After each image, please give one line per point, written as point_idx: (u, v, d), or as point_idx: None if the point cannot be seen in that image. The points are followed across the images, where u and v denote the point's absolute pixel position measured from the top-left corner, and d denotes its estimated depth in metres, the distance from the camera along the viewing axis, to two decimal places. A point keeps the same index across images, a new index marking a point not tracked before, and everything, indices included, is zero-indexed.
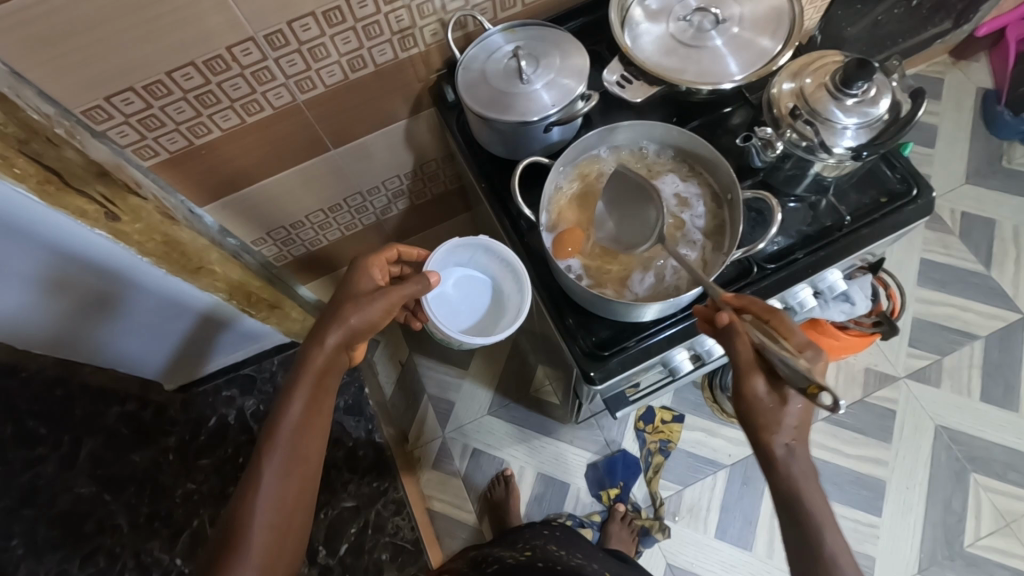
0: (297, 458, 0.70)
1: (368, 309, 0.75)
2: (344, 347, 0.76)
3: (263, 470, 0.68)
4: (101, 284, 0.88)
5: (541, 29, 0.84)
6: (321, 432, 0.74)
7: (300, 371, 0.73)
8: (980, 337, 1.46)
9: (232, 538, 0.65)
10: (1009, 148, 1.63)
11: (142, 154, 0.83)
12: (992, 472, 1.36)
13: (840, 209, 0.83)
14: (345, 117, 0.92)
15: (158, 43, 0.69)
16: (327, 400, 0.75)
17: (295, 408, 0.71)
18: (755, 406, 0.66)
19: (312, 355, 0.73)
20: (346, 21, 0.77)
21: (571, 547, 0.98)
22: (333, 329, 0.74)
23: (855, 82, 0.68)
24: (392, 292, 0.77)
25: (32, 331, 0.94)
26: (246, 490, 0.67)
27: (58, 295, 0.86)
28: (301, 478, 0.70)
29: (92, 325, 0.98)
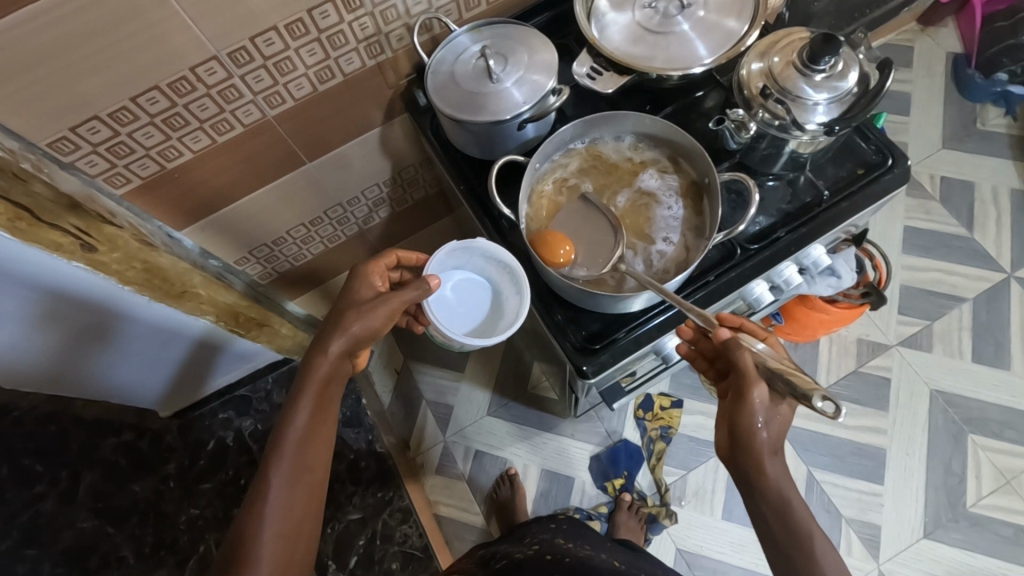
0: (303, 467, 0.69)
1: (369, 315, 0.74)
2: (347, 354, 0.75)
3: (271, 480, 0.67)
4: (88, 317, 0.89)
5: (507, 27, 0.84)
6: (327, 441, 0.73)
7: (304, 381, 0.72)
8: (967, 299, 1.48)
9: (240, 550, 0.65)
10: (982, 110, 1.64)
11: (113, 182, 0.81)
12: (989, 432, 1.38)
13: (818, 184, 0.83)
14: (318, 129, 0.92)
15: (119, 69, 0.68)
16: (332, 407, 0.75)
17: (300, 419, 0.71)
18: (752, 420, 0.67)
19: (315, 365, 0.73)
20: (309, 33, 0.76)
21: (578, 539, 0.97)
22: (335, 337, 0.73)
23: (822, 57, 0.68)
24: (393, 298, 0.75)
25: (25, 372, 0.93)
26: (256, 500, 0.67)
27: (49, 329, 0.86)
28: (309, 488, 0.70)
29: (83, 356, 0.97)
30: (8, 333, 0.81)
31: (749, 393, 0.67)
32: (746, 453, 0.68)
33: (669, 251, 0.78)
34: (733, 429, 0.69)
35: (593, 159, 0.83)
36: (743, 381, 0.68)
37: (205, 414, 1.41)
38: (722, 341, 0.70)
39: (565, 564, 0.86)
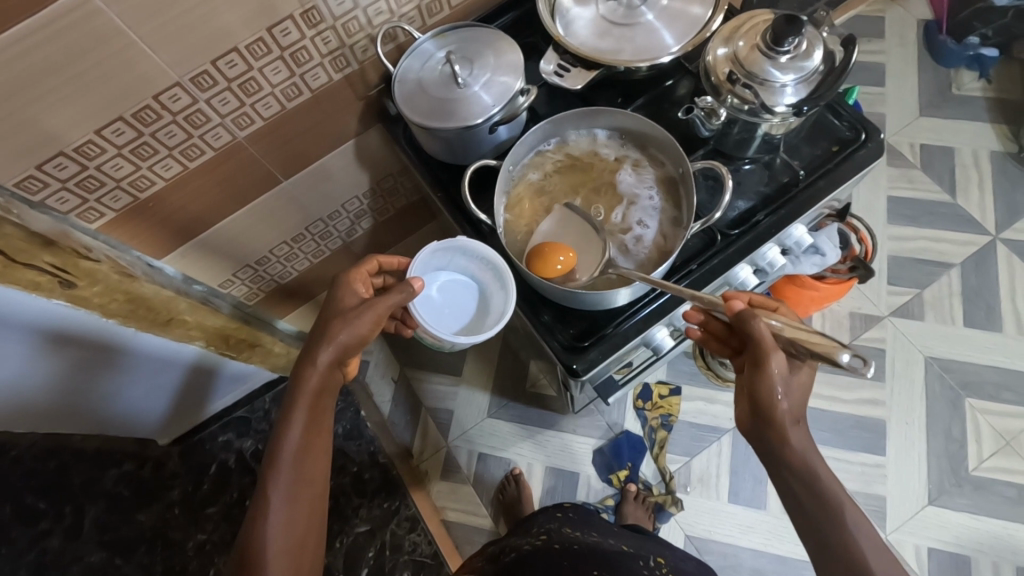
0: (301, 481, 0.69)
1: (356, 325, 0.72)
2: (337, 364, 0.73)
3: (271, 498, 0.67)
4: (78, 354, 0.87)
5: (471, 30, 0.83)
6: (324, 451, 0.72)
7: (296, 395, 0.71)
8: (956, 265, 1.48)
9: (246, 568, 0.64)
10: (957, 76, 1.65)
11: (87, 218, 0.81)
12: (986, 395, 1.38)
13: (794, 164, 0.83)
14: (290, 147, 0.91)
15: (83, 102, 0.67)
16: (325, 418, 0.73)
17: (293, 434, 0.70)
18: (771, 390, 0.67)
19: (305, 377, 0.71)
20: (272, 51, 0.76)
21: (585, 527, 0.97)
22: (325, 348, 0.71)
23: (785, 39, 0.68)
24: (378, 303, 0.73)
25: (27, 409, 0.91)
26: (254, 520, 0.66)
27: (37, 370, 0.84)
28: (310, 502, 0.69)
29: (81, 386, 0.95)
30: (12, 367, 0.79)
31: (766, 363, 0.66)
32: (764, 419, 0.69)
33: (650, 240, 0.78)
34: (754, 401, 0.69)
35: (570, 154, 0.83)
36: (760, 352, 0.66)
37: (205, 437, 1.40)
38: (735, 314, 0.67)
39: (575, 552, 0.87)
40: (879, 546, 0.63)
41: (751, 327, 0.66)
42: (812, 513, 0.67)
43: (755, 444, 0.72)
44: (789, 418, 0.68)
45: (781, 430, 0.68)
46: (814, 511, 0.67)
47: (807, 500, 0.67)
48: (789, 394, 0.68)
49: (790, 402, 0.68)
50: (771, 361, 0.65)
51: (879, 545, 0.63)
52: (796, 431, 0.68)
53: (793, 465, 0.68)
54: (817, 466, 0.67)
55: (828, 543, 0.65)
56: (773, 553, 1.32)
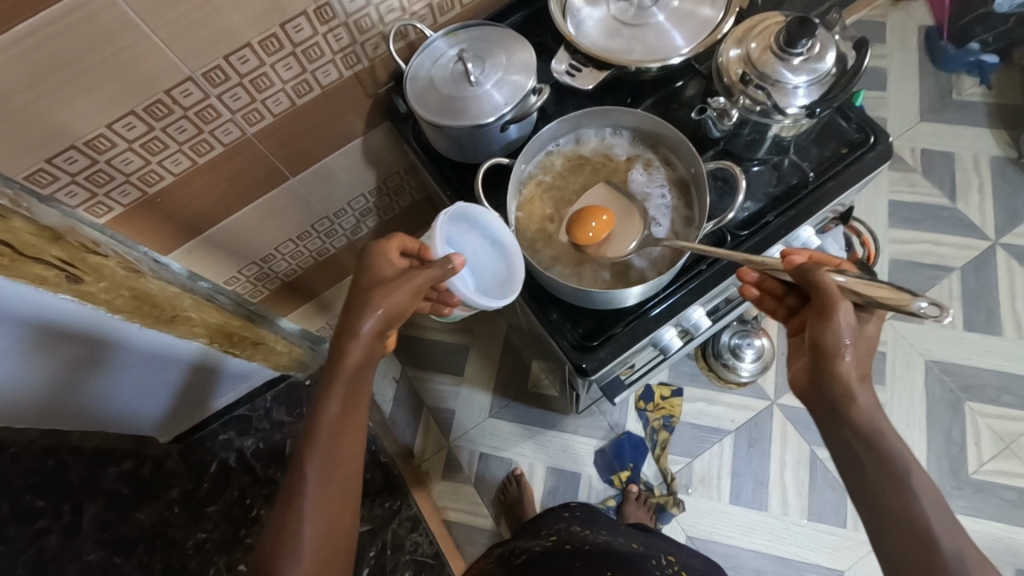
0: (338, 456, 0.68)
1: (392, 299, 0.69)
2: (378, 336, 0.70)
3: (307, 470, 0.67)
4: (81, 348, 0.88)
5: (483, 29, 0.83)
6: (360, 427, 0.71)
7: (335, 368, 0.70)
8: (956, 269, 1.49)
9: (282, 536, 0.65)
10: (957, 81, 1.66)
11: (95, 212, 0.81)
12: (985, 398, 1.39)
13: (803, 166, 0.83)
14: (298, 144, 0.91)
15: (95, 96, 0.67)
16: (364, 390, 0.72)
17: (333, 406, 0.69)
18: (836, 339, 0.64)
19: (344, 350, 0.69)
20: (284, 47, 0.76)
21: (593, 525, 0.98)
22: (362, 322, 0.69)
23: (799, 40, 0.68)
24: (419, 277, 0.69)
25: (21, 406, 0.91)
26: (292, 489, 0.67)
27: (41, 360, 0.84)
28: (345, 477, 0.69)
29: (83, 382, 0.95)
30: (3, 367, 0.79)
31: (832, 314, 0.64)
32: (829, 374, 0.65)
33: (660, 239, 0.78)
34: (818, 354, 0.65)
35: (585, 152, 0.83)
36: (825, 301, 0.64)
37: (206, 436, 1.40)
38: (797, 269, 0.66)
39: (586, 553, 0.86)
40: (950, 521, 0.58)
41: (817, 277, 0.65)
42: (874, 481, 0.62)
43: (816, 405, 0.68)
44: (856, 374, 0.64)
45: (846, 388, 0.64)
46: (877, 481, 0.62)
47: (871, 469, 0.62)
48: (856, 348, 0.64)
49: (855, 355, 0.64)
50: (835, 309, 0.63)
51: (949, 521, 0.58)
52: (863, 392, 0.64)
53: (858, 429, 0.64)
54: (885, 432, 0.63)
55: (891, 514, 0.60)
56: (775, 554, 1.32)
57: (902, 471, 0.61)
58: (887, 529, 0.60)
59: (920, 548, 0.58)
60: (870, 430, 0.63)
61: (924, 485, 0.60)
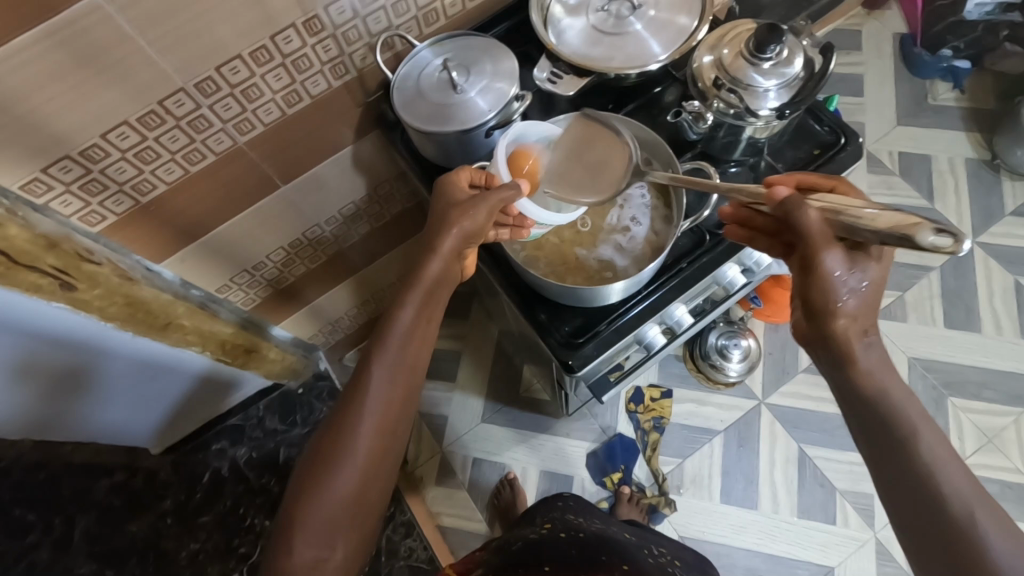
0: (404, 363, 0.68)
1: (472, 219, 0.70)
2: (455, 255, 0.71)
3: (374, 370, 0.66)
4: (69, 362, 0.96)
5: (467, 39, 0.86)
6: (428, 345, 0.71)
7: (413, 278, 0.70)
8: (935, 268, 1.53)
9: (338, 429, 0.64)
10: (932, 86, 1.71)
11: (88, 221, 0.80)
12: (967, 393, 1.42)
13: (778, 167, 0.86)
14: (289, 152, 0.93)
15: (90, 107, 0.69)
16: (435, 311, 0.72)
17: (406, 315, 0.69)
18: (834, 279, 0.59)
19: (426, 262, 0.70)
20: (274, 58, 0.78)
21: (586, 513, 1.00)
22: (446, 237, 0.70)
23: (768, 46, 0.72)
24: (490, 198, 0.71)
25: (10, 419, 1.00)
26: (355, 387, 0.66)
27: (30, 377, 0.94)
28: (405, 389, 0.68)
29: (74, 401, 1.04)
30: None
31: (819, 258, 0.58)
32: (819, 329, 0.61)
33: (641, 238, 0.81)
34: (808, 309, 0.61)
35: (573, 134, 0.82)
36: (810, 250, 0.59)
37: (200, 445, 1.39)
38: (783, 201, 0.59)
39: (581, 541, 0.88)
40: (963, 478, 0.56)
41: (801, 219, 0.58)
42: (886, 442, 0.59)
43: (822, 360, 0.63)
44: (855, 331, 0.60)
45: (847, 345, 0.60)
46: (888, 442, 0.59)
47: (879, 435, 0.59)
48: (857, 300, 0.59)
49: (855, 299, 0.59)
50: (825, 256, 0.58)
51: (960, 478, 0.56)
52: (863, 351, 0.60)
53: (862, 391, 0.60)
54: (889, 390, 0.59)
55: (902, 474, 0.58)
56: (767, 552, 1.34)
57: (909, 431, 0.58)
58: (899, 491, 0.58)
59: (933, 511, 0.55)
60: (873, 400, 0.60)
61: (936, 443, 0.57)
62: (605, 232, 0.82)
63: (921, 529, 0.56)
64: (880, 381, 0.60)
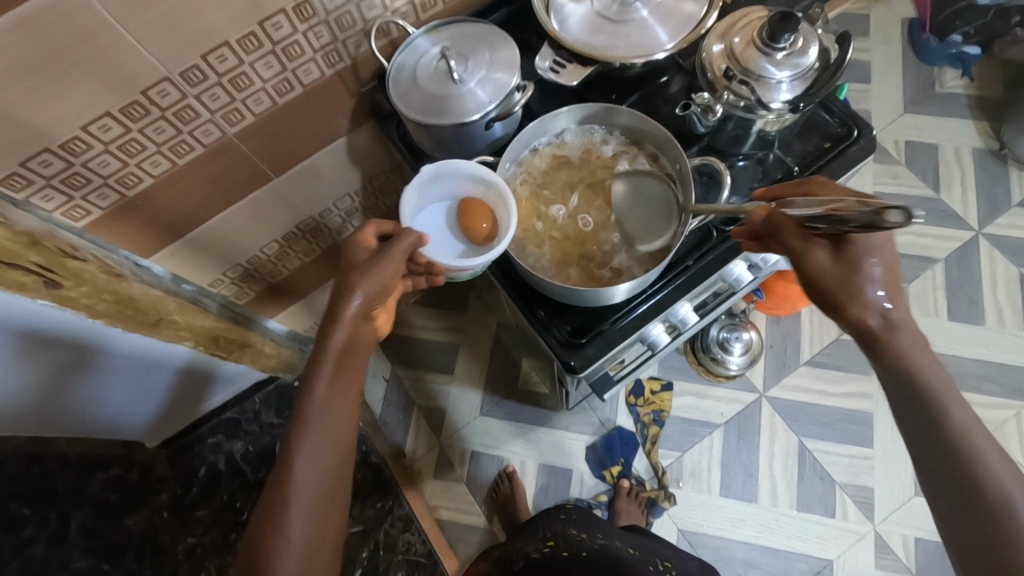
0: (328, 444, 0.66)
1: (373, 278, 0.68)
2: (363, 318, 0.69)
3: (295, 461, 0.64)
4: (67, 353, 0.86)
5: (465, 26, 0.83)
6: (352, 414, 0.69)
7: (319, 353, 0.67)
8: (939, 260, 1.51)
9: (271, 520, 0.62)
10: (939, 73, 1.68)
11: (72, 216, 0.78)
12: (969, 386, 1.41)
13: (788, 161, 0.84)
14: (281, 143, 0.90)
15: (70, 98, 0.66)
16: (354, 375, 0.69)
17: (319, 390, 0.66)
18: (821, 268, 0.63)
19: (327, 336, 0.67)
20: (263, 46, 0.75)
21: (591, 528, 0.97)
22: (345, 306, 0.67)
23: (782, 35, 0.69)
24: (394, 256, 0.69)
25: (11, 410, 0.88)
26: (280, 475, 0.64)
27: (32, 358, 0.83)
28: (334, 467, 0.66)
29: (74, 383, 0.93)
30: None
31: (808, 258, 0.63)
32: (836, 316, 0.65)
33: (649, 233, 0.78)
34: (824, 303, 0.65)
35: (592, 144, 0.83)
36: (796, 248, 0.64)
37: (195, 440, 1.38)
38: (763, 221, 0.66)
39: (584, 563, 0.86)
40: (992, 450, 0.59)
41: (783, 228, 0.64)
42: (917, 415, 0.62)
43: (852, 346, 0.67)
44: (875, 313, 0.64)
45: (871, 329, 0.64)
46: (916, 415, 0.62)
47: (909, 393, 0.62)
48: (871, 287, 0.63)
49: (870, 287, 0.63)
50: (810, 252, 0.63)
51: (992, 450, 0.59)
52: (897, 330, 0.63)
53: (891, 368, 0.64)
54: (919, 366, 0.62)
55: (931, 446, 0.61)
56: (766, 545, 1.34)
57: (938, 403, 0.61)
58: (931, 462, 0.61)
59: (960, 480, 0.58)
60: (901, 364, 0.63)
61: (966, 417, 0.60)
62: (609, 227, 0.79)
63: (949, 499, 0.59)
64: (912, 356, 0.63)
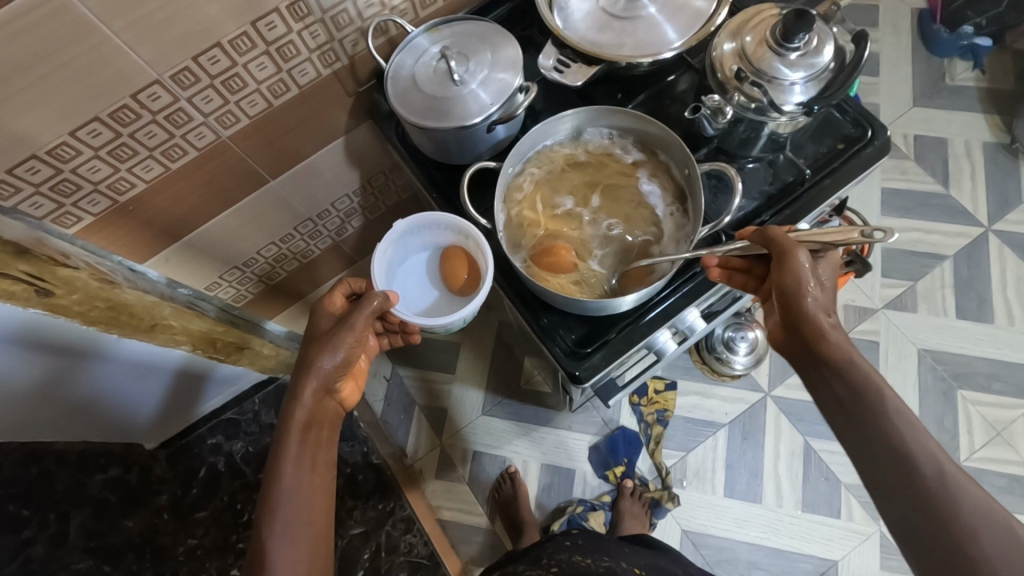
0: (302, 523, 0.65)
1: (336, 345, 0.71)
2: (324, 391, 0.71)
3: (269, 545, 0.63)
4: (69, 351, 0.81)
5: (466, 24, 0.80)
6: (325, 487, 0.69)
7: (284, 430, 0.68)
8: (948, 257, 1.48)
9: None
10: (950, 65, 1.64)
11: (63, 222, 0.77)
12: (977, 386, 1.39)
13: (799, 163, 0.81)
14: (277, 144, 0.87)
15: (56, 102, 0.63)
16: (322, 449, 0.70)
17: (288, 468, 0.66)
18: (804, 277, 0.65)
19: (289, 412, 0.69)
20: (257, 46, 0.72)
21: (596, 552, 0.95)
22: (307, 379, 0.70)
23: (796, 35, 0.66)
24: (354, 324, 0.71)
25: (10, 398, 0.82)
26: (256, 560, 0.63)
27: (36, 354, 0.78)
28: (313, 544, 0.65)
29: (79, 372, 0.88)
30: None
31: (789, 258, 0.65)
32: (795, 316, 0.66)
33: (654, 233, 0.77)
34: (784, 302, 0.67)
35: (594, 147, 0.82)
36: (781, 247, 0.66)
37: (193, 440, 1.36)
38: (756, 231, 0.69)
39: None
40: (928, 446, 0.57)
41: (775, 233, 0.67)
42: (857, 418, 0.61)
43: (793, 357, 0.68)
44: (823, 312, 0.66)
45: (820, 326, 0.65)
46: (858, 417, 0.61)
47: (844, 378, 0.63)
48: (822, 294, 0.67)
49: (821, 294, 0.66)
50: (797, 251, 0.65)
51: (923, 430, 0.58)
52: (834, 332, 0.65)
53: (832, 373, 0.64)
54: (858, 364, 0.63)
55: (873, 447, 0.59)
56: (770, 546, 1.33)
57: (873, 385, 0.61)
58: (876, 462, 0.59)
59: (902, 465, 0.57)
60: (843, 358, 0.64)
61: (903, 413, 0.59)
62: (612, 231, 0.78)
63: (897, 501, 0.56)
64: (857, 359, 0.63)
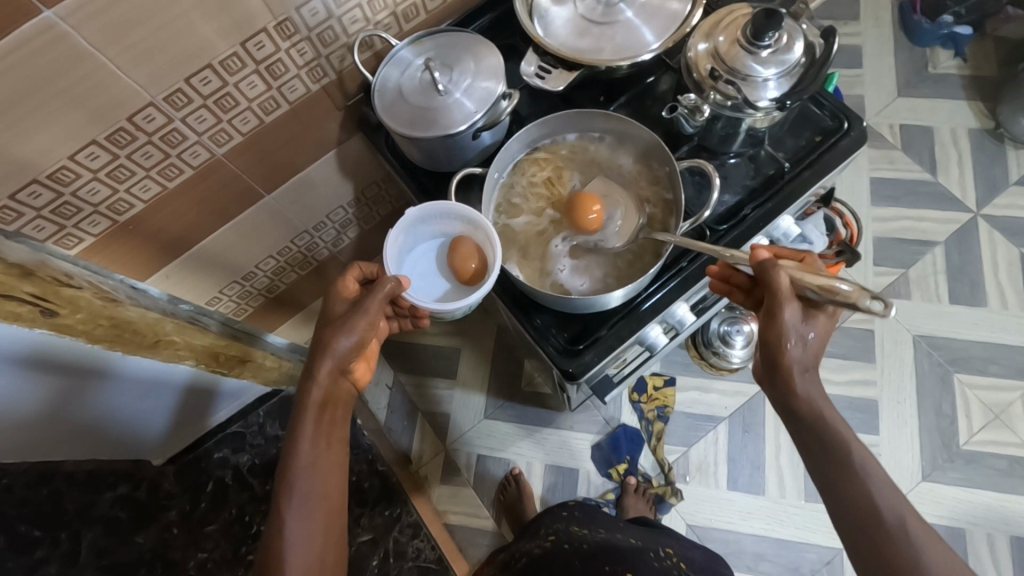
0: (314, 505, 0.68)
1: (351, 328, 0.71)
2: (340, 373, 0.72)
3: (286, 518, 0.66)
4: (72, 374, 0.83)
5: (449, 35, 0.82)
6: (340, 465, 0.71)
7: (301, 410, 0.71)
8: (940, 243, 1.50)
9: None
10: (932, 55, 1.66)
11: (65, 244, 0.80)
12: (974, 369, 1.40)
13: (778, 157, 0.83)
14: (270, 159, 0.89)
15: (55, 127, 0.65)
16: (336, 430, 0.72)
17: (303, 447, 0.69)
18: (783, 338, 0.67)
19: (307, 392, 0.71)
20: (246, 65, 0.74)
21: (593, 524, 0.99)
22: (322, 360, 0.71)
23: (766, 33, 0.68)
24: (369, 306, 0.71)
25: (14, 424, 0.82)
26: (273, 534, 0.66)
27: (44, 372, 0.79)
28: (327, 518, 0.68)
29: (87, 393, 0.89)
30: (5, 381, 0.74)
31: (778, 312, 0.66)
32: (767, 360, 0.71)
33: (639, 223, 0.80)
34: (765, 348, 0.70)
35: (578, 151, 0.84)
36: (775, 301, 0.66)
37: (203, 454, 1.37)
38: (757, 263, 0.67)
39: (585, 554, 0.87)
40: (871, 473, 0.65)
41: (774, 275, 0.66)
42: (830, 478, 0.68)
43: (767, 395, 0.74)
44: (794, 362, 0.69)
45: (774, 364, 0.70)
46: (813, 442, 0.69)
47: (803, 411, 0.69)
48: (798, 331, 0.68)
49: (802, 350, 0.69)
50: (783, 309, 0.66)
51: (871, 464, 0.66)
52: (804, 383, 0.70)
53: (784, 399, 0.71)
54: (833, 423, 0.68)
55: (840, 503, 0.67)
56: (774, 536, 1.34)
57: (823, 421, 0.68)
58: (820, 470, 0.69)
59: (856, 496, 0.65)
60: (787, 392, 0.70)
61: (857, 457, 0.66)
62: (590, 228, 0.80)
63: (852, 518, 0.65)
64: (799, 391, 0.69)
